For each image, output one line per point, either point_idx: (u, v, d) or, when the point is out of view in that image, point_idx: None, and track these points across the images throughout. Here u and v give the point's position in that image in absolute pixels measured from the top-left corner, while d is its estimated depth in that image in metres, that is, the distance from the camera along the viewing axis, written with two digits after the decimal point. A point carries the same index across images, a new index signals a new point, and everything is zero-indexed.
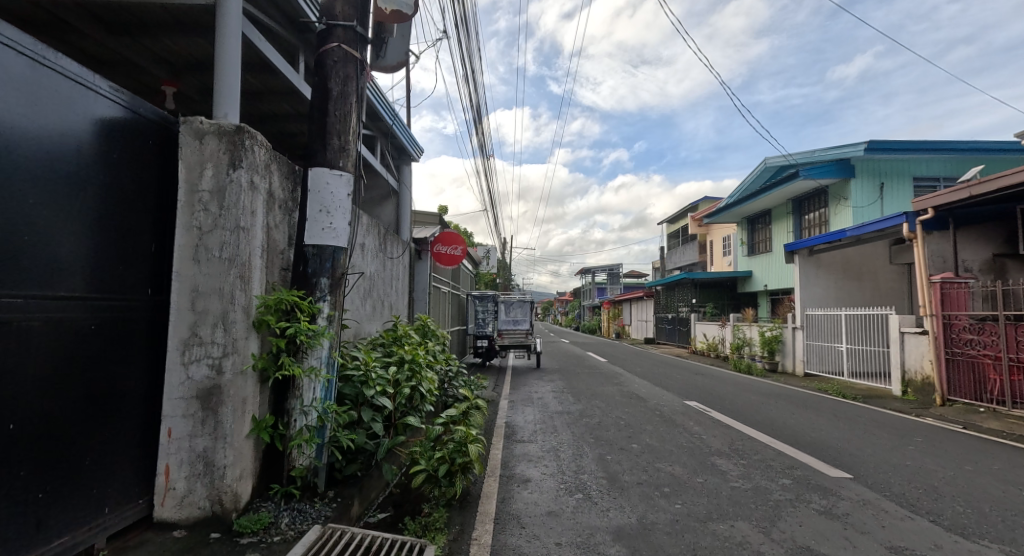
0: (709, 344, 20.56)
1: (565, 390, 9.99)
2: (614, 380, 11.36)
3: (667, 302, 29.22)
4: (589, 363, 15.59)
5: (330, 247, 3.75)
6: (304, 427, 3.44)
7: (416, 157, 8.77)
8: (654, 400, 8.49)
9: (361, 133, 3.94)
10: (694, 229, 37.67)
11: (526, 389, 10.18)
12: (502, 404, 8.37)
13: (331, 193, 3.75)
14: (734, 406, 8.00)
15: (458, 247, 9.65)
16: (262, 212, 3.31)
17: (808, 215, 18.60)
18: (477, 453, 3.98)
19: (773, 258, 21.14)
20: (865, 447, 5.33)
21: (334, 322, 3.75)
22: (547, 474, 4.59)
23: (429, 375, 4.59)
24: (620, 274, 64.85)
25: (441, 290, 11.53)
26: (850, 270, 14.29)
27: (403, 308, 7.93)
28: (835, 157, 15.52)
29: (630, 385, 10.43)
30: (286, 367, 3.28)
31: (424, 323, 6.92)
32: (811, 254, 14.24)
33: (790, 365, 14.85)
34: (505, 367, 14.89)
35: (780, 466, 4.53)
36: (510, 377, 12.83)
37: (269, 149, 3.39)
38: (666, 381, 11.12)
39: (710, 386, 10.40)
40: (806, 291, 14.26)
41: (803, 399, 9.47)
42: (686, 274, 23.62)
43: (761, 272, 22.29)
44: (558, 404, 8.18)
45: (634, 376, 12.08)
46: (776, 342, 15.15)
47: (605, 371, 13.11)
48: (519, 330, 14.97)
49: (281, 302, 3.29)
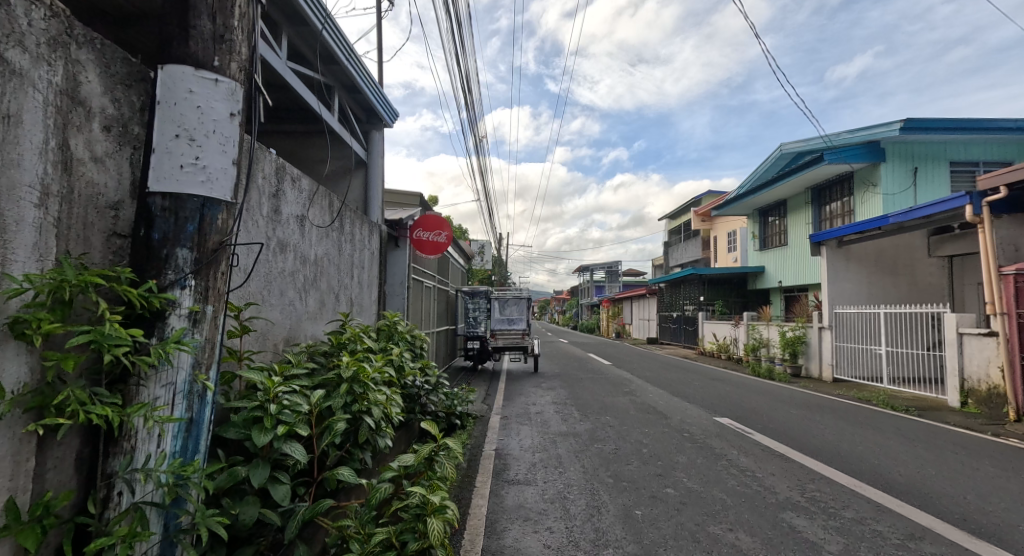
0: (719, 345, 19.25)
1: (568, 402, 8.56)
2: (624, 388, 9.93)
3: (671, 300, 27.82)
4: (591, 367, 14.17)
5: (196, 196, 2.24)
6: (131, 509, 1.94)
7: (389, 122, 7.31)
8: (677, 416, 7.07)
9: (253, 20, 2.47)
10: (698, 224, 36.27)
11: (524, 401, 8.73)
12: (493, 423, 6.91)
13: (196, 108, 2.25)
14: (776, 425, 6.57)
15: (442, 233, 8.41)
16: (33, 122, 1.80)
17: (829, 206, 17.22)
18: (441, 534, 2.49)
19: (788, 253, 19.72)
20: (988, 496, 3.89)
21: (202, 324, 2.26)
22: (551, 548, 3.12)
23: (380, 401, 3.15)
24: (619, 272, 63.43)
25: (424, 284, 10.08)
26: (883, 264, 12.87)
27: (370, 307, 6.48)
28: (864, 139, 14.15)
29: (644, 396, 9.00)
30: (80, 408, 1.76)
31: (390, 323, 5.42)
32: (840, 245, 12.97)
33: (815, 368, 13.49)
34: (500, 371, 13.46)
35: (897, 538, 3.10)
36: (505, 384, 11.39)
37: (55, 14, 1.89)
38: (684, 390, 9.68)
39: (736, 397, 8.95)
40: (834, 287, 12.90)
41: (849, 412, 8.06)
42: (693, 270, 22.22)
43: (774, 269, 20.89)
44: (562, 422, 6.74)
45: (646, 383, 10.66)
46: (800, 342, 13.87)
47: (611, 377, 11.69)
48: (515, 331, 13.51)
49: (69, 284, 1.76)
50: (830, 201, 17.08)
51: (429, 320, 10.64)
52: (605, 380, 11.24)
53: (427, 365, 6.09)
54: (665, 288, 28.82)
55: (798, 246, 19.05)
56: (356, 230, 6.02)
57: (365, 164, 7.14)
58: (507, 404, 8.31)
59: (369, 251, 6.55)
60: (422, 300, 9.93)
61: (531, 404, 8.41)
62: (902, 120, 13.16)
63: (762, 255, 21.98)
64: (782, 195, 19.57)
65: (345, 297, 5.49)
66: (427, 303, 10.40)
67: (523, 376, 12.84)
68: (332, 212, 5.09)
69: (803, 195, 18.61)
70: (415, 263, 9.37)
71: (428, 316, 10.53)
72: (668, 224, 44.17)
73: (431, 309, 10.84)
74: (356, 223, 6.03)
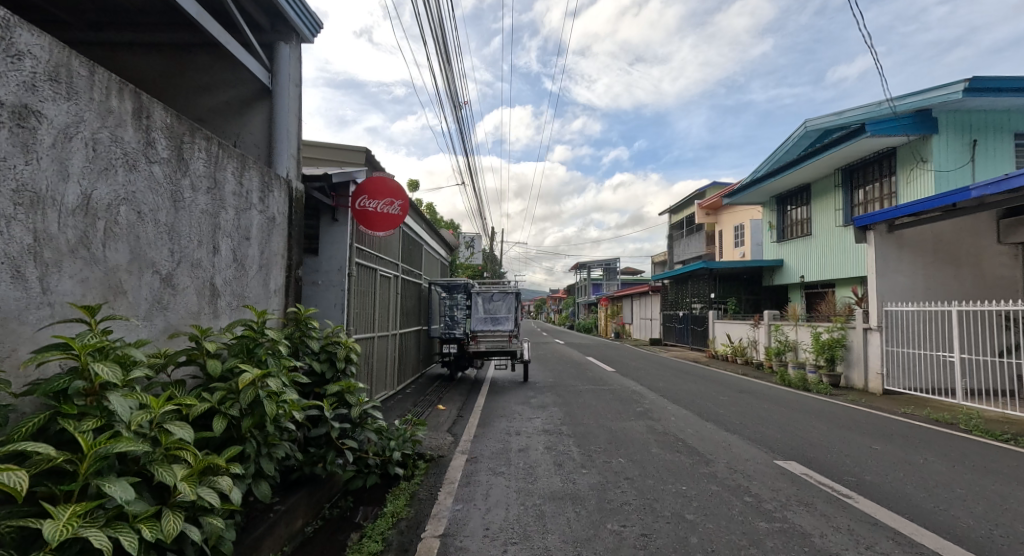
0: (735, 347, 17.15)
1: (564, 429, 6.40)
2: (636, 408, 7.79)
3: (676, 299, 25.73)
4: (591, 376, 12.05)
5: None
6: None
7: (307, 36, 5.07)
8: (720, 459, 4.93)
9: None
10: (701, 218, 34.20)
11: (506, 428, 6.56)
12: (456, 472, 4.74)
13: None
14: (871, 476, 4.44)
15: (393, 203, 6.41)
16: None
17: (863, 189, 15.14)
18: None
19: (812, 244, 17.60)
20: None
21: None
22: None
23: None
24: (617, 269, 61.41)
25: (378, 273, 7.88)
26: (942, 253, 10.77)
27: (264, 302, 4.33)
28: (915, 107, 12.05)
29: (662, 419, 6.86)
30: None
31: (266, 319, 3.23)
32: (890, 231, 10.88)
33: (858, 378, 11.39)
34: (483, 380, 11.37)
35: None
36: (486, 399, 9.23)
37: None
38: (712, 411, 7.54)
39: (779, 421, 6.87)
40: (885, 281, 10.79)
41: (947, 443, 5.95)
42: (703, 264, 20.08)
43: (795, 262, 18.76)
44: (555, 473, 4.58)
45: (663, 399, 8.52)
46: (839, 346, 11.80)
47: (618, 391, 9.55)
48: (500, 332, 11.33)
49: None
50: (865, 183, 14.99)
51: (387, 319, 8.45)
52: (612, 394, 9.16)
53: (344, 389, 4.04)
54: (670, 285, 26.71)
55: (823, 236, 16.95)
56: (235, 178, 3.83)
57: (270, 94, 4.92)
58: (482, 435, 6.15)
59: (267, 219, 4.35)
60: (375, 294, 7.78)
61: (514, 433, 6.25)
62: (966, 80, 11.04)
63: (779, 247, 19.85)
64: (805, 178, 17.48)
65: (192, 284, 3.32)
66: (383, 299, 8.20)
67: (511, 388, 10.67)
68: (150, 135, 2.89)
69: (831, 177, 16.50)
70: (363, 245, 7.19)
71: (385, 314, 8.31)
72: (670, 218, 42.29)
73: (391, 306, 8.64)
74: (234, 169, 3.84)
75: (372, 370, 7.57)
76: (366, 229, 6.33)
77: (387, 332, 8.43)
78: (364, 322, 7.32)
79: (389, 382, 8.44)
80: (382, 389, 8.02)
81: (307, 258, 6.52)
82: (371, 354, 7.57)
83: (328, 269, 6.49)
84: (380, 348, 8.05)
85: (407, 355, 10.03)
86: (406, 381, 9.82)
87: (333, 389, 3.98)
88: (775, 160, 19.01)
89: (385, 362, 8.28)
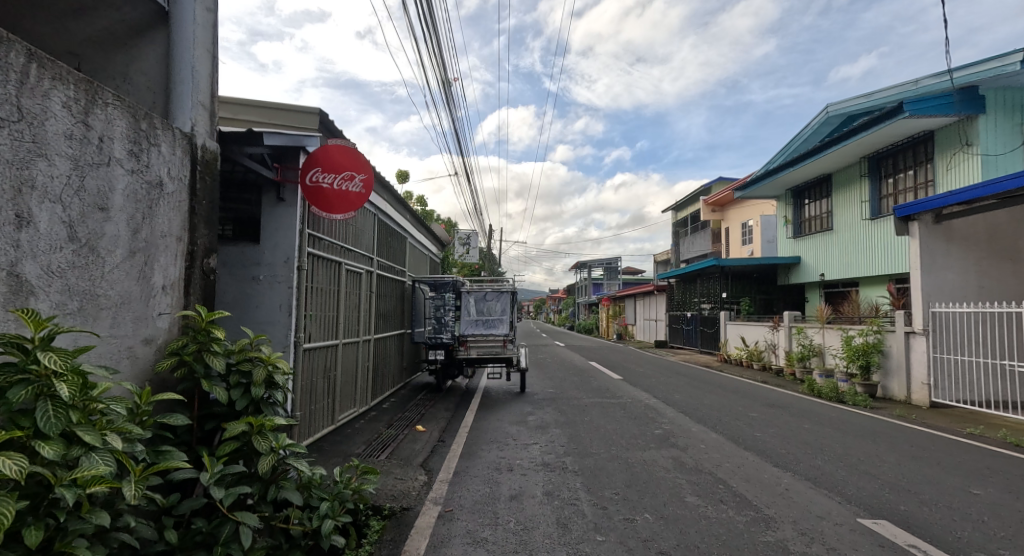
0: (751, 352, 15.90)
1: (569, 463, 5.10)
2: (654, 430, 6.50)
3: (682, 299, 24.45)
4: (597, 385, 10.80)
5: None
6: None
7: None
8: (784, 517, 3.63)
9: None
10: (707, 215, 33.03)
11: (495, 461, 5.24)
12: (422, 538, 3.43)
13: None
14: (1009, 551, 3.13)
15: (354, 179, 5.15)
16: None
17: (893, 177, 13.87)
18: None
19: (833, 239, 16.32)
20: None
21: None
22: None
23: None
24: (618, 269, 60.28)
25: (343, 268, 6.57)
26: (996, 247, 9.50)
27: (139, 302, 2.99)
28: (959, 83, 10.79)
29: (689, 448, 5.55)
30: None
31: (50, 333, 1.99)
32: (937, 221, 9.57)
33: (897, 387, 10.12)
34: (476, 390, 10.27)
35: None
36: (477, 415, 7.95)
37: None
38: (747, 435, 6.23)
39: (833, 450, 5.56)
40: (932, 278, 9.48)
41: None
42: (715, 262, 18.76)
43: (813, 259, 17.46)
44: (559, 542, 3.28)
45: (684, 417, 7.23)
46: (875, 352, 10.52)
47: (630, 405, 8.26)
48: (494, 336, 10.04)
49: None
50: (896, 172, 13.72)
51: (358, 323, 7.15)
52: (622, 410, 7.87)
53: (243, 425, 2.79)
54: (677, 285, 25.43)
55: (846, 231, 15.67)
56: (72, 115, 2.50)
57: (168, 19, 3.61)
58: (463, 474, 4.82)
59: (143, 183, 3.02)
60: (339, 294, 6.47)
61: (505, 469, 4.94)
62: None
63: (796, 244, 18.55)
64: (826, 169, 16.20)
65: None
66: (351, 299, 6.89)
67: (507, 400, 9.38)
68: None
69: (855, 167, 15.22)
70: (320, 233, 5.87)
71: (354, 317, 7.01)
72: (673, 216, 41.08)
73: (363, 308, 7.34)
74: (73, 100, 2.51)
75: (334, 386, 6.26)
76: (319, 211, 5.15)
77: (358, 338, 7.13)
78: (324, 327, 6.01)
79: (360, 398, 7.13)
80: (349, 407, 6.72)
81: (247, 246, 5.20)
82: (334, 366, 6.28)
83: (272, 260, 5.19)
84: (347, 358, 6.75)
85: (385, 364, 8.74)
86: (383, 394, 8.51)
87: (234, 430, 2.74)
88: (792, 150, 17.72)
89: (353, 375, 6.97)
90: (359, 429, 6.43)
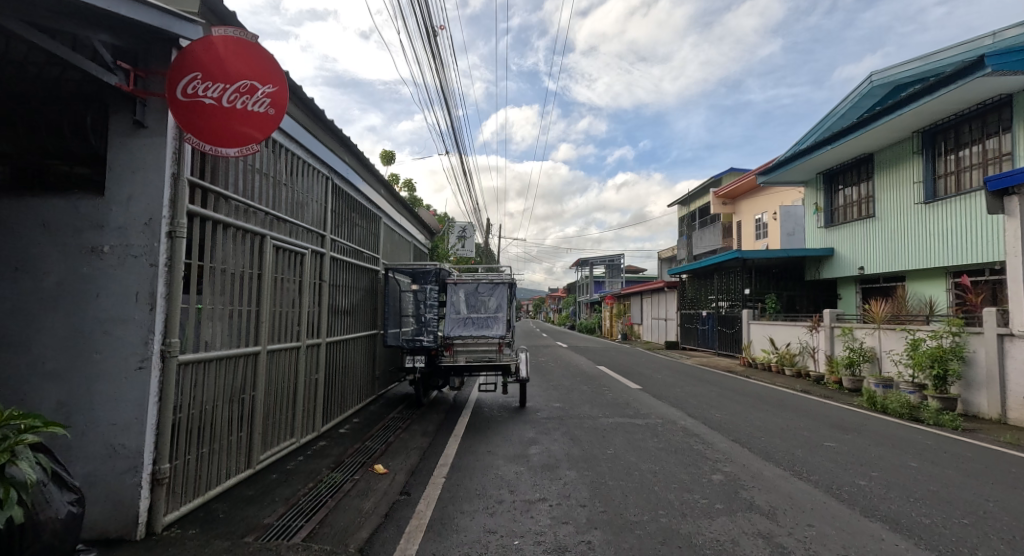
0: (783, 355, 14.04)
1: (599, 549, 3.16)
2: (711, 475, 4.57)
3: (696, 297, 22.56)
4: (613, 397, 8.92)
5: None
6: None
7: None
8: None
9: None
10: (717, 207, 31.25)
11: (482, 543, 3.27)
12: None
13: None
14: None
15: (260, 93, 3.31)
16: None
17: (955, 153, 11.99)
18: None
19: (876, 228, 14.44)
20: None
21: None
22: None
23: None
24: (621, 267, 58.49)
25: (267, 245, 4.61)
26: None
27: None
28: None
29: (781, 517, 3.58)
30: None
31: None
32: None
33: (985, 401, 8.22)
34: (464, 405, 8.39)
35: None
36: (463, 444, 6.02)
37: None
38: (851, 488, 4.25)
39: (1004, 519, 3.60)
40: None
41: None
42: (737, 254, 16.82)
43: (849, 250, 15.56)
44: None
45: (744, 451, 5.32)
46: (953, 358, 8.55)
47: (663, 430, 6.37)
48: (486, 338, 8.16)
49: None
50: (959, 147, 11.85)
51: (294, 322, 5.22)
52: (655, 439, 5.94)
53: None
54: (689, 281, 23.51)
55: (893, 218, 13.83)
56: None
57: None
58: None
59: None
60: (261, 282, 4.54)
61: None
62: None
63: (827, 234, 16.67)
64: (866, 147, 14.30)
65: None
66: (284, 289, 4.97)
67: (503, 420, 7.45)
68: None
69: (905, 144, 13.31)
70: (222, 187, 3.94)
71: (288, 315, 5.08)
72: (680, 210, 39.14)
73: (306, 302, 5.42)
74: None
75: (250, 414, 4.34)
76: (199, 144, 3.27)
77: (296, 344, 5.21)
78: (231, 327, 4.08)
79: (298, 426, 5.21)
80: (277, 443, 4.80)
81: (85, 199, 3.25)
82: (249, 384, 4.33)
83: (125, 221, 3.25)
84: (277, 371, 4.84)
85: (344, 378, 6.81)
86: (340, 416, 6.58)
87: None
88: (825, 128, 15.80)
89: (288, 395, 5.05)
90: (289, 475, 4.51)
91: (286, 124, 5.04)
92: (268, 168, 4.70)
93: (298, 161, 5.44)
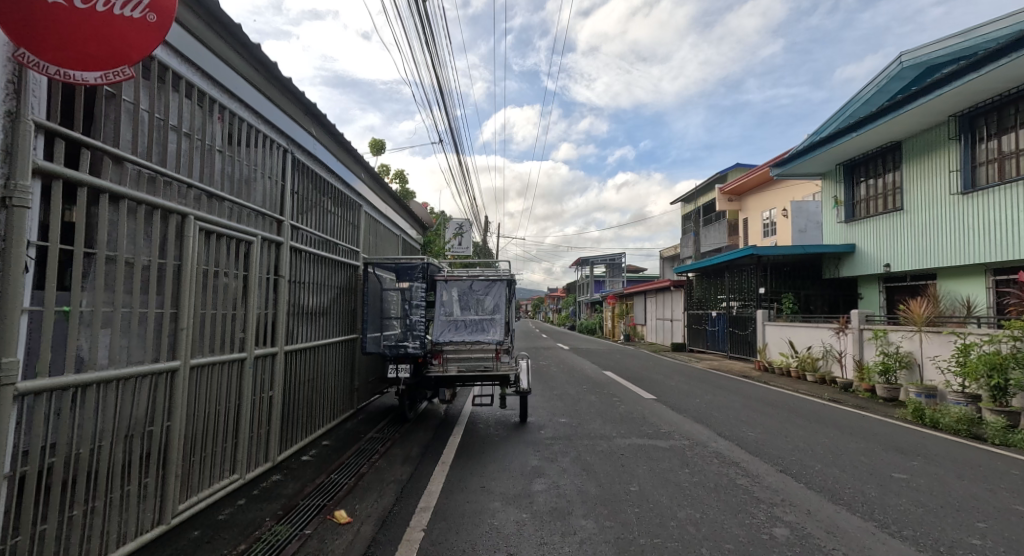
0: (804, 360, 13.01)
1: None
2: (772, 528, 3.51)
3: (704, 296, 21.50)
4: (626, 410, 7.85)
5: None
6: None
7: None
8: None
9: None
10: (724, 204, 30.18)
11: None
12: None
13: None
14: None
15: None
16: None
17: (995, 138, 10.95)
18: None
19: (905, 222, 13.38)
20: None
21: None
22: None
23: None
24: (622, 266, 57.41)
25: (191, 228, 3.49)
26: None
27: None
28: None
29: None
30: None
31: None
32: None
33: None
34: (456, 421, 7.29)
35: None
36: (451, 475, 4.94)
37: None
38: (963, 549, 3.21)
39: None
40: None
41: None
42: (751, 251, 15.74)
43: (873, 246, 14.51)
44: None
45: (802, 489, 4.27)
46: (1015, 367, 7.51)
47: (693, 456, 5.31)
48: (480, 344, 7.08)
49: None
50: (1000, 132, 10.81)
51: (234, 328, 4.14)
52: (686, 469, 4.88)
53: None
54: (697, 280, 22.45)
55: (925, 211, 12.79)
56: None
57: None
58: None
59: None
60: (182, 276, 3.44)
61: None
62: None
63: (848, 230, 15.61)
64: (894, 134, 13.25)
65: None
66: (220, 286, 3.88)
67: (501, 440, 6.36)
68: None
69: (939, 129, 12.26)
70: (111, 145, 2.84)
71: (227, 319, 3.99)
72: (684, 207, 38.06)
73: (254, 302, 4.33)
74: None
75: (162, 453, 3.24)
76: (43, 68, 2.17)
77: (240, 355, 4.14)
78: (130, 337, 2.97)
79: (240, 459, 4.14)
80: (204, 486, 3.71)
81: None
82: (161, 411, 3.23)
83: None
84: (209, 392, 3.75)
85: (310, 392, 5.74)
86: (302, 439, 5.50)
87: None
88: (845, 116, 14.73)
89: (225, 420, 3.96)
90: (216, 531, 3.40)
91: (222, 76, 3.95)
92: (195, 130, 3.62)
93: (246, 128, 4.36)
